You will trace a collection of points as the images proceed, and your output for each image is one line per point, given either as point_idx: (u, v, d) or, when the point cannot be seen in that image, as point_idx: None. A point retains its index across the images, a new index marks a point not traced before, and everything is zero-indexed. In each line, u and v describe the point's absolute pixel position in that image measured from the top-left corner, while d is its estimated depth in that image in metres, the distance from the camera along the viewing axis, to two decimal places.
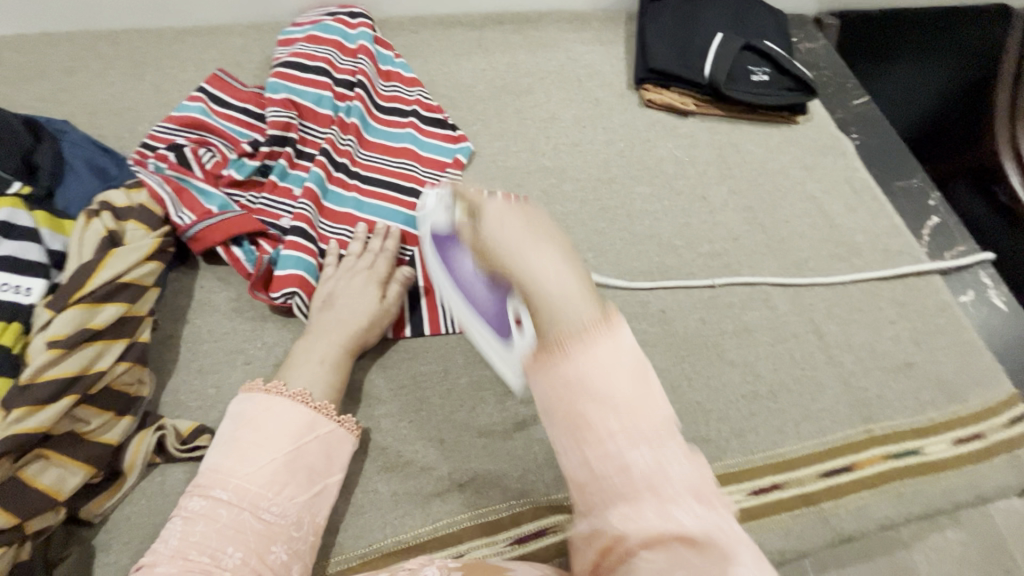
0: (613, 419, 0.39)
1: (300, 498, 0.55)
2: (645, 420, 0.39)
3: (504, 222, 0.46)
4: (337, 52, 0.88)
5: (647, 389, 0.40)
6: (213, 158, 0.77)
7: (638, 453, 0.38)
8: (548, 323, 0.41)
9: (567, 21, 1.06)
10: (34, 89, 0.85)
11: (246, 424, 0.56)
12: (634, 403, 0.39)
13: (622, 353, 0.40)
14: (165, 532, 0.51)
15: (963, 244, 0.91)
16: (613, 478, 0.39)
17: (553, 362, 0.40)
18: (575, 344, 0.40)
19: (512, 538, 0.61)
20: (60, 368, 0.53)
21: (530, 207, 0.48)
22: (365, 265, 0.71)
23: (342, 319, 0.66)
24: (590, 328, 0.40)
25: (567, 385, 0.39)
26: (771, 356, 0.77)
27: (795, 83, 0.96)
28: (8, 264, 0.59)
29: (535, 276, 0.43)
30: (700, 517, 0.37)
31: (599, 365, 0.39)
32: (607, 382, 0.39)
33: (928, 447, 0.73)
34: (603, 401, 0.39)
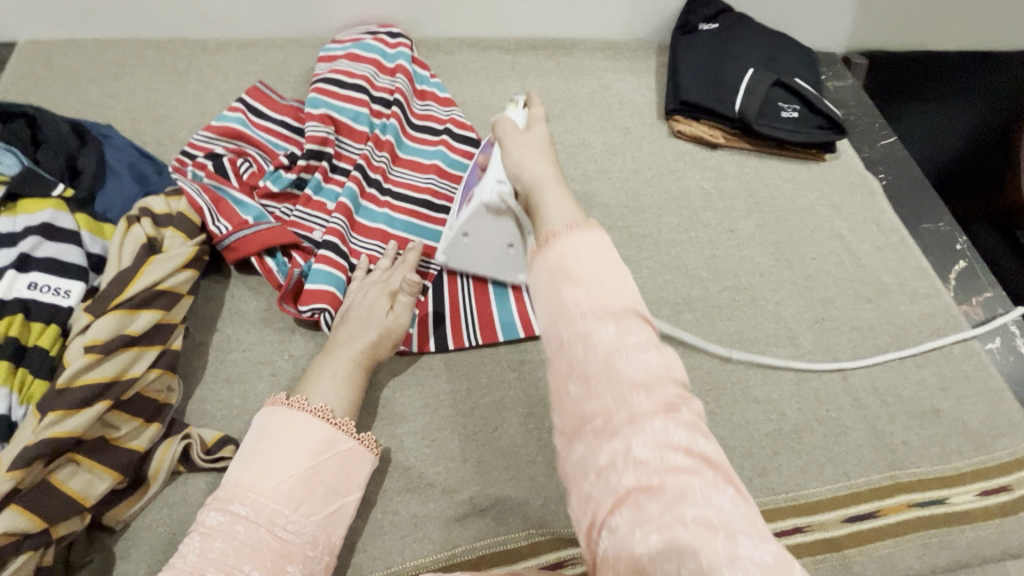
0: (585, 297, 0.39)
1: (317, 516, 0.54)
2: (610, 301, 0.39)
3: (519, 167, 0.53)
4: (375, 70, 0.90)
5: (617, 281, 0.40)
6: (249, 169, 0.78)
7: (603, 329, 0.38)
8: (543, 222, 0.46)
9: (600, 49, 1.08)
10: (80, 93, 0.87)
11: (264, 439, 0.56)
12: (606, 292, 0.39)
13: (596, 250, 0.41)
14: (182, 549, 0.51)
15: (990, 291, 0.90)
16: (579, 355, 0.38)
17: (543, 247, 0.42)
18: (560, 231, 0.43)
19: (531, 568, 0.60)
20: (95, 373, 0.54)
21: (547, 143, 0.57)
22: (381, 277, 0.71)
23: (353, 331, 0.66)
24: (569, 226, 0.43)
25: (548, 270, 0.41)
26: (796, 395, 0.76)
27: (827, 121, 0.97)
28: (50, 267, 0.60)
29: (540, 191, 0.50)
30: (660, 411, 0.35)
31: (579, 250, 0.41)
32: (583, 265, 0.40)
33: (953, 497, 0.72)
34: (575, 285, 0.40)
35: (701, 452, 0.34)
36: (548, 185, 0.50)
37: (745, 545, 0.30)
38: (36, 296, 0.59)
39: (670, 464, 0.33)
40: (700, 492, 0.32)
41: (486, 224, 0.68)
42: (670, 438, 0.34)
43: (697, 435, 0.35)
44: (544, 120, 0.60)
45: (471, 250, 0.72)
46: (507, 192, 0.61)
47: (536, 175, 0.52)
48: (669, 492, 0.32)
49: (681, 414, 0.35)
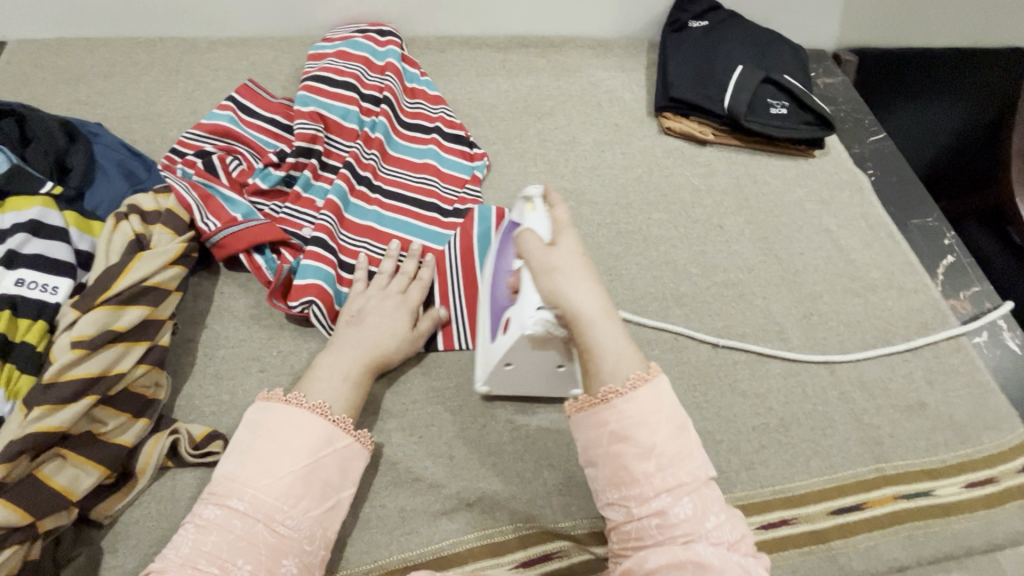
0: (651, 465, 0.47)
1: (314, 512, 0.54)
2: (680, 471, 0.47)
3: (557, 273, 0.53)
4: (365, 68, 0.90)
5: (683, 444, 0.48)
6: (239, 167, 0.79)
7: (676, 505, 0.46)
8: (597, 367, 0.50)
9: (591, 47, 1.08)
10: (70, 92, 0.87)
11: (264, 435, 0.56)
12: (672, 448, 0.48)
13: (658, 405, 0.49)
14: (176, 540, 0.51)
15: (977, 285, 0.91)
16: (648, 521, 0.47)
17: (604, 405, 0.49)
18: (625, 386, 0.49)
19: (518, 560, 0.61)
20: (82, 369, 0.54)
21: (584, 259, 0.54)
22: (397, 287, 0.71)
23: (370, 341, 0.66)
24: (635, 381, 0.49)
25: (611, 427, 0.49)
26: (783, 389, 0.77)
27: (814, 118, 0.98)
28: (38, 264, 0.61)
29: (591, 331, 0.50)
30: (715, 541, 0.45)
31: (641, 406, 0.48)
32: (652, 435, 0.47)
33: (940, 489, 0.72)
34: (643, 450, 0.47)
35: (742, 566, 0.44)
36: (598, 321, 0.50)
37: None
38: (24, 292, 0.59)
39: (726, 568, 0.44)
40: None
41: (532, 355, 0.61)
42: (728, 557, 0.44)
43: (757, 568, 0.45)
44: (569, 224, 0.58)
45: (515, 379, 0.66)
46: (550, 319, 0.55)
47: (586, 312, 0.51)
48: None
49: (740, 551, 0.46)
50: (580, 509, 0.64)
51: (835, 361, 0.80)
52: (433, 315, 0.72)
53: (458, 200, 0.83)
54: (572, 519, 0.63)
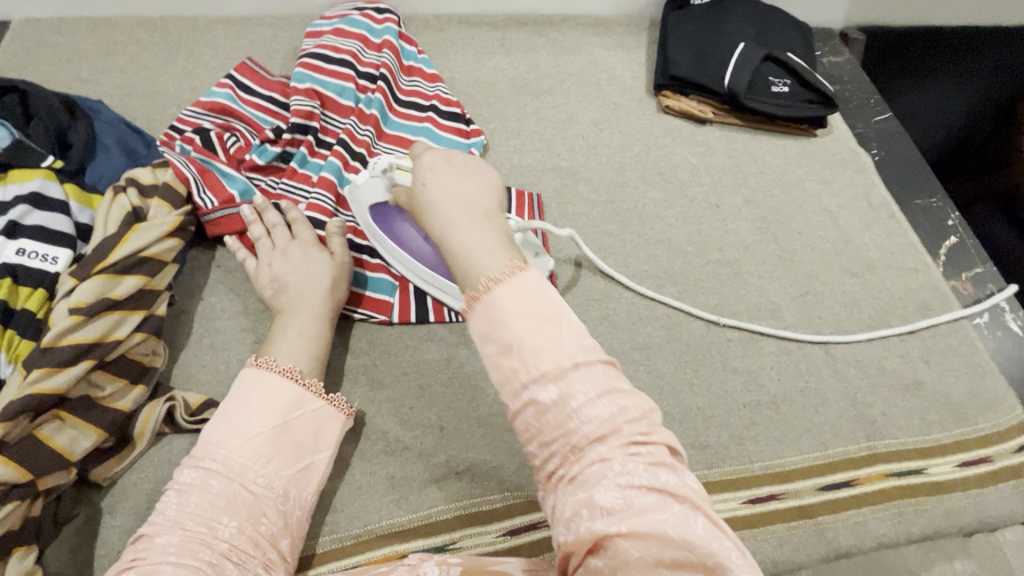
0: (521, 364, 0.42)
1: (288, 471, 0.56)
2: (546, 360, 0.42)
3: (428, 180, 0.52)
4: (362, 46, 0.90)
5: (546, 321, 0.43)
6: (236, 143, 0.79)
7: (542, 392, 0.42)
8: (466, 266, 0.46)
9: (591, 25, 1.07)
10: (72, 70, 0.89)
11: (234, 399, 0.57)
12: (550, 348, 0.42)
13: (531, 294, 0.44)
14: (159, 505, 0.52)
15: (980, 267, 0.90)
16: (529, 416, 0.43)
17: (483, 299, 0.44)
18: (498, 280, 0.44)
19: (506, 528, 0.62)
20: (79, 335, 0.56)
21: (440, 164, 0.53)
22: (285, 241, 0.70)
23: (304, 296, 0.66)
24: (509, 270, 0.45)
25: (479, 328, 0.44)
26: (776, 366, 0.77)
27: (817, 97, 0.96)
28: (39, 234, 0.62)
29: (453, 236, 0.47)
30: (615, 440, 0.41)
31: (516, 303, 0.43)
32: (509, 328, 0.43)
33: (932, 468, 0.72)
34: (507, 348, 0.43)
35: (664, 486, 0.41)
36: (460, 226, 0.48)
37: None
38: (24, 261, 0.60)
39: (633, 503, 0.40)
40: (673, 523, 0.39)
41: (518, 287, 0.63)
42: (631, 476, 0.40)
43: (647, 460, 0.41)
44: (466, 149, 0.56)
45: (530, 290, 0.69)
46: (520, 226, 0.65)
47: (447, 223, 0.48)
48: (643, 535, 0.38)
49: (628, 444, 0.41)
50: None
51: (830, 339, 0.79)
52: (337, 230, 0.70)
53: None
54: None
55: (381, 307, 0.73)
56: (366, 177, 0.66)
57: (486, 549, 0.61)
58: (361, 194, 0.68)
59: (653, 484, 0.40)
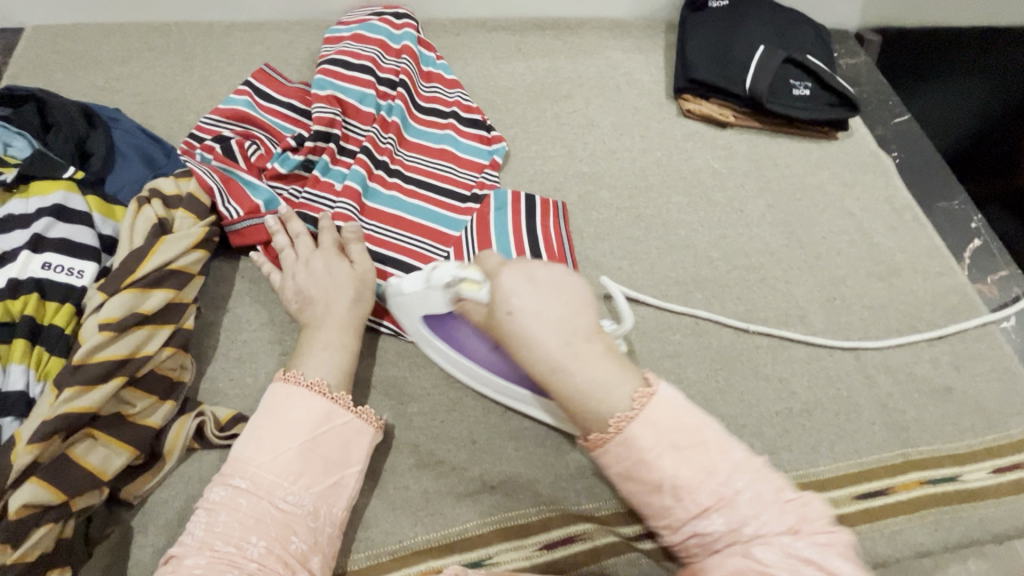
0: (669, 496, 0.48)
1: (317, 488, 0.54)
2: (701, 493, 0.47)
3: (513, 308, 0.50)
4: (381, 51, 0.89)
5: (689, 440, 0.48)
6: (257, 151, 0.78)
7: (710, 522, 0.47)
8: (597, 406, 0.49)
9: (608, 29, 1.06)
10: (88, 77, 0.87)
11: (261, 415, 0.56)
12: (699, 472, 0.47)
13: (666, 417, 0.48)
14: (190, 525, 0.52)
15: (1005, 270, 0.90)
16: (690, 541, 0.48)
17: (615, 442, 0.49)
18: (631, 416, 0.48)
19: (542, 542, 0.61)
20: (109, 351, 0.55)
21: (525, 282, 0.50)
22: (308, 251, 0.68)
23: (330, 306, 0.65)
24: (640, 400, 0.49)
25: (619, 467, 0.50)
26: (807, 373, 0.76)
27: (838, 99, 0.96)
28: (64, 248, 0.61)
29: (570, 378, 0.49)
30: (787, 531, 0.46)
31: (653, 435, 0.48)
32: (656, 470, 0.48)
33: (967, 475, 0.71)
34: (657, 487, 0.48)
35: (825, 564, 0.44)
36: (578, 362, 0.49)
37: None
38: (51, 276, 0.59)
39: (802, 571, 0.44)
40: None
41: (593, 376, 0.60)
42: (798, 551, 0.45)
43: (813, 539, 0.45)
44: (534, 262, 0.53)
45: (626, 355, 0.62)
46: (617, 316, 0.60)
47: (558, 365, 0.49)
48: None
49: (805, 534, 0.46)
50: (602, 489, 0.64)
51: (859, 344, 0.79)
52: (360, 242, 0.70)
53: (476, 184, 0.83)
54: (596, 501, 0.63)
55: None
56: (418, 286, 0.62)
57: (523, 564, 0.60)
58: (411, 304, 0.65)
59: (824, 565, 0.44)
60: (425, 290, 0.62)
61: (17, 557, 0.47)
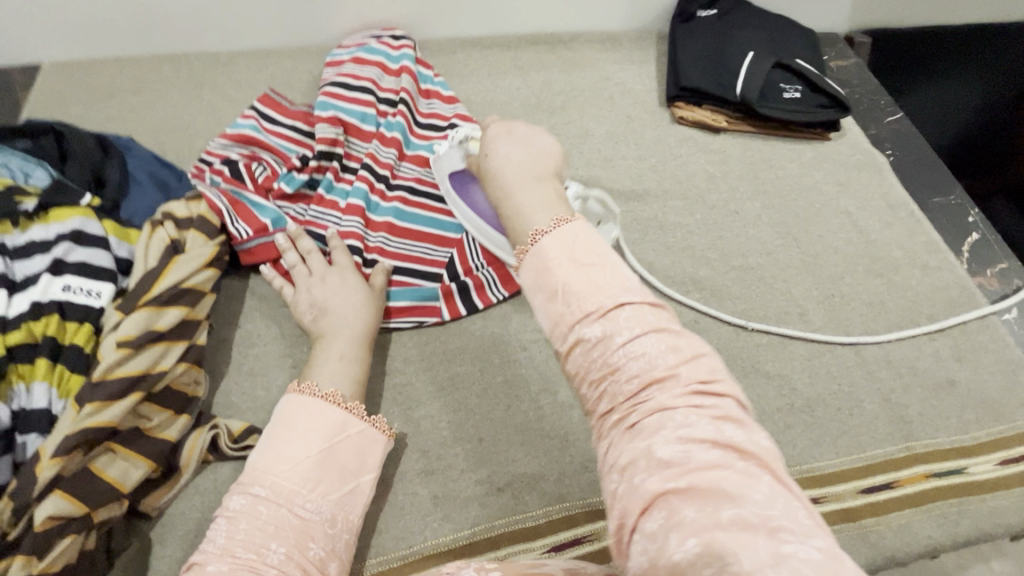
0: (566, 305, 0.47)
1: (334, 495, 0.56)
2: (591, 301, 0.46)
3: (497, 138, 0.61)
4: (381, 72, 0.92)
5: (596, 257, 0.49)
6: (264, 172, 0.81)
7: (593, 331, 0.46)
8: (523, 219, 0.53)
9: (600, 41, 1.09)
10: (101, 108, 0.91)
11: (278, 425, 0.58)
12: (593, 290, 0.47)
13: (584, 247, 0.49)
14: (211, 534, 0.53)
15: (1005, 262, 0.90)
16: (592, 371, 0.46)
17: (532, 251, 0.50)
18: (544, 231, 0.51)
19: (550, 544, 0.62)
20: (127, 368, 0.57)
21: (509, 129, 0.62)
22: (323, 267, 0.71)
23: (342, 321, 0.68)
24: (556, 223, 0.51)
25: (536, 270, 0.50)
26: (807, 370, 0.77)
27: (829, 100, 0.97)
28: (83, 270, 0.64)
29: (512, 196, 0.55)
30: (683, 395, 0.42)
31: (561, 252, 0.49)
32: (559, 275, 0.48)
33: (973, 467, 0.72)
34: (555, 294, 0.48)
35: (724, 437, 0.40)
36: (518, 188, 0.55)
37: (788, 541, 0.35)
38: (71, 297, 0.61)
39: (692, 459, 0.39)
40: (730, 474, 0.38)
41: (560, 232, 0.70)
42: (692, 433, 0.40)
43: (716, 419, 0.41)
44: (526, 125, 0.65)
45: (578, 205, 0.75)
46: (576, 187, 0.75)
47: (506, 185, 0.57)
48: (701, 493, 0.38)
49: (701, 403, 0.42)
50: None
51: (859, 340, 0.80)
52: (382, 268, 0.73)
53: None
54: (603, 500, 0.64)
55: (430, 310, 0.76)
56: (447, 148, 0.79)
57: None
58: (443, 163, 0.81)
59: (718, 445, 0.40)
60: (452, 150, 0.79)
61: (42, 568, 0.49)
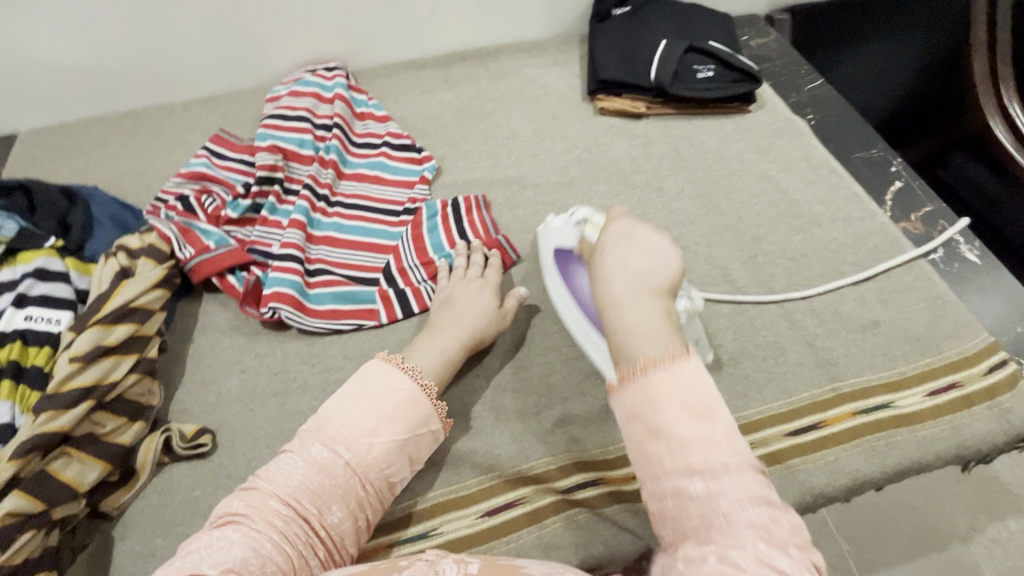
0: (667, 450, 0.46)
1: (394, 478, 0.61)
2: (696, 455, 0.45)
3: (606, 247, 0.55)
4: (315, 101, 1.00)
5: (707, 401, 0.46)
6: (213, 203, 0.88)
7: (693, 483, 0.44)
8: (628, 342, 0.49)
9: (525, 50, 1.17)
10: (70, 165, 1.01)
11: (378, 395, 0.61)
12: (704, 444, 0.45)
13: (695, 383, 0.46)
14: (284, 466, 0.57)
15: (929, 205, 0.93)
16: (669, 505, 0.46)
17: (637, 380, 0.47)
18: (656, 362, 0.47)
19: (484, 510, 0.65)
20: (79, 379, 0.63)
21: (625, 228, 0.56)
22: (476, 276, 0.79)
23: (460, 320, 0.73)
24: (672, 356, 0.47)
25: (630, 408, 0.47)
26: (732, 326, 0.80)
27: (742, 75, 1.02)
28: (44, 301, 0.71)
29: (619, 314, 0.50)
30: (765, 539, 0.42)
31: (668, 385, 0.46)
32: (663, 418, 0.46)
33: (901, 400, 0.73)
34: (656, 433, 0.46)
35: None
36: (618, 305, 0.51)
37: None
38: (31, 326, 0.69)
39: None
40: None
41: None
42: (772, 562, 0.41)
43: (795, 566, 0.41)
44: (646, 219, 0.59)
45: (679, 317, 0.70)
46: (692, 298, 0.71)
47: (612, 299, 0.51)
48: None
49: (786, 548, 0.42)
50: (537, 454, 0.69)
51: (785, 296, 0.82)
52: (517, 295, 0.78)
53: (409, 200, 0.92)
54: (531, 464, 0.68)
55: (368, 314, 0.80)
56: (562, 223, 0.77)
57: (466, 531, 0.64)
58: (552, 235, 0.77)
59: None
60: (565, 226, 0.76)
61: (5, 560, 0.55)
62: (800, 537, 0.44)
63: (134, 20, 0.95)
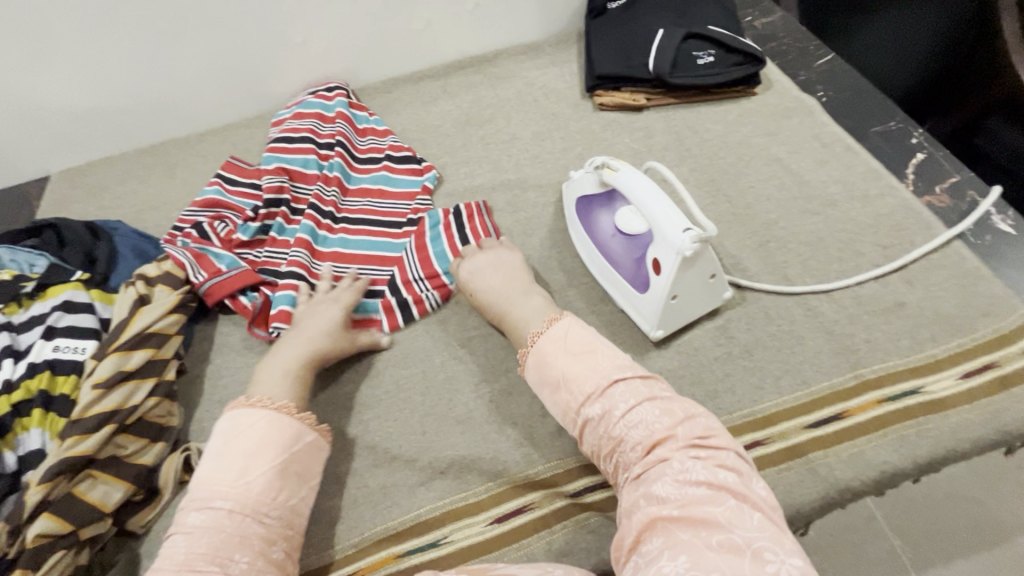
0: (571, 396, 0.58)
1: (291, 500, 0.61)
2: (587, 388, 0.57)
3: (479, 265, 0.77)
4: (318, 121, 1.03)
5: (586, 347, 0.60)
6: (226, 228, 0.90)
7: (596, 415, 0.56)
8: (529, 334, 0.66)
9: (523, 52, 1.16)
10: (96, 202, 1.06)
11: (234, 437, 0.60)
12: (591, 379, 0.57)
13: (573, 335, 0.61)
14: (166, 550, 0.55)
15: (955, 176, 0.88)
16: (595, 449, 0.56)
17: (533, 351, 0.61)
18: (542, 332, 0.62)
19: (492, 517, 0.65)
20: (102, 405, 0.66)
21: (501, 260, 0.78)
22: (331, 296, 0.78)
23: (310, 339, 0.72)
24: (550, 323, 0.62)
25: (539, 374, 0.60)
26: (744, 316, 0.77)
27: (744, 57, 0.99)
28: (71, 332, 0.75)
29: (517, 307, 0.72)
30: (678, 451, 0.51)
31: (555, 347, 0.60)
32: (557, 371, 0.59)
33: (930, 386, 0.69)
34: (558, 386, 0.58)
35: (722, 487, 0.48)
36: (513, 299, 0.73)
37: (770, 560, 0.42)
38: (59, 355, 0.73)
39: (689, 495, 0.47)
40: (731, 522, 0.45)
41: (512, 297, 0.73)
42: (688, 476, 0.49)
43: (704, 467, 0.50)
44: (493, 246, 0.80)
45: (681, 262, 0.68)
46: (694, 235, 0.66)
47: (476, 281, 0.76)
48: (692, 520, 0.45)
49: (696, 454, 0.51)
50: (544, 459, 0.68)
51: (807, 289, 0.78)
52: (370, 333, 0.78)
53: (413, 211, 0.93)
54: (539, 470, 0.67)
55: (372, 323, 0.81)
56: (581, 173, 0.82)
57: (476, 539, 0.64)
58: (574, 187, 0.84)
59: (711, 484, 0.48)
60: (585, 176, 0.81)
61: None
62: (721, 456, 0.51)
63: (145, 60, 1.00)
